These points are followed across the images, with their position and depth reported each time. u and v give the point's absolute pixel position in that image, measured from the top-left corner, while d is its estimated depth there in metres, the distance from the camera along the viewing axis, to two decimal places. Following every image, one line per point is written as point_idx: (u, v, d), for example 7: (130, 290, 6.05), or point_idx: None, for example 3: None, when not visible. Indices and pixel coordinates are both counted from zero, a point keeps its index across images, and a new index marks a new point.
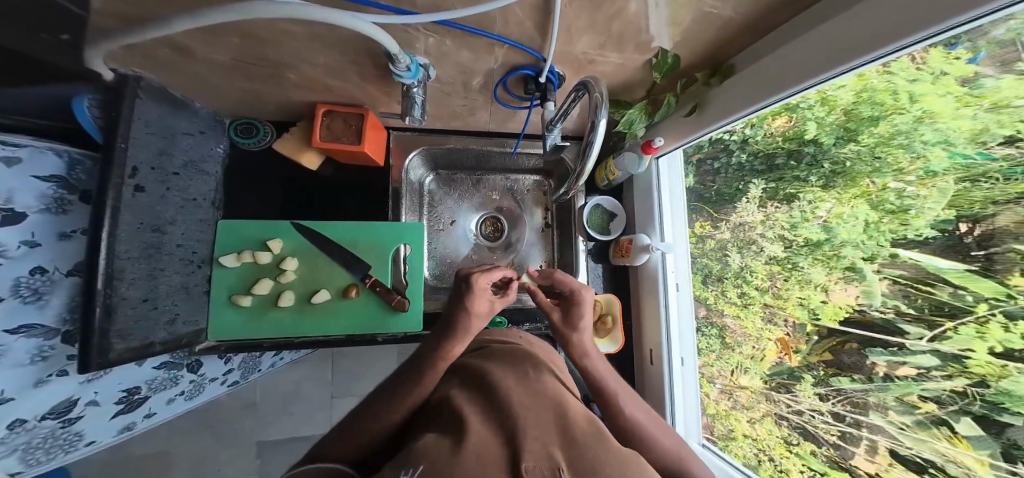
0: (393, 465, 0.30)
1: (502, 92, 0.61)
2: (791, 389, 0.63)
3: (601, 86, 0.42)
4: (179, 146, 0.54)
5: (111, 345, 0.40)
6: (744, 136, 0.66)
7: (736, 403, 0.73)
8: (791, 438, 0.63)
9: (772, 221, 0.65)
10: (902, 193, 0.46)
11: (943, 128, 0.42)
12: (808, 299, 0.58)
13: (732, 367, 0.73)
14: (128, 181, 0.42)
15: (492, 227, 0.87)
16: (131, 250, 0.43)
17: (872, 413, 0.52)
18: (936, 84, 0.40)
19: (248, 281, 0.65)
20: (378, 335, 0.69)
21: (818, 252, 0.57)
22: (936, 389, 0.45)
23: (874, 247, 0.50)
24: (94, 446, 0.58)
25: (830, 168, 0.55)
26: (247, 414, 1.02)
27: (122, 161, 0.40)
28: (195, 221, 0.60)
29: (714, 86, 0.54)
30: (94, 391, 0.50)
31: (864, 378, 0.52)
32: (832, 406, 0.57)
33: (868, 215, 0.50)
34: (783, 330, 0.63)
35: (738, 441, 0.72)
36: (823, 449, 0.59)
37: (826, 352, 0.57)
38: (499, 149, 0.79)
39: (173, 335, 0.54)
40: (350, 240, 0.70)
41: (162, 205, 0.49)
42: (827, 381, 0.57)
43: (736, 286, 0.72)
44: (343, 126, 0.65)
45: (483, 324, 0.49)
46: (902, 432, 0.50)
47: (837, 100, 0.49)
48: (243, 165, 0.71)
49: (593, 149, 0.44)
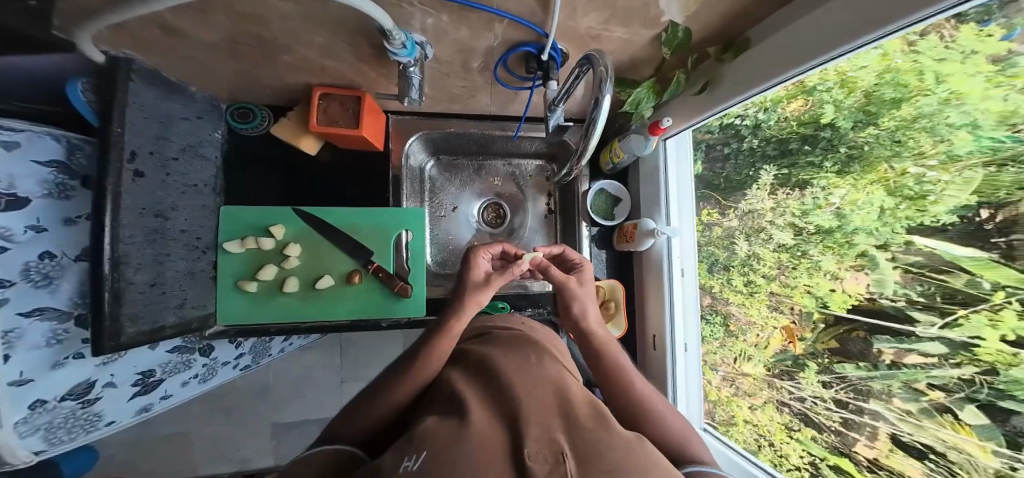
0: (394, 450, 0.29)
1: (503, 72, 0.59)
2: (794, 377, 0.63)
3: (605, 59, 0.40)
4: (176, 131, 0.53)
5: (122, 329, 0.41)
6: (757, 121, 0.64)
7: (739, 390, 0.74)
8: (793, 425, 0.64)
9: (782, 209, 0.63)
10: (921, 178, 0.44)
11: (971, 110, 0.39)
12: (816, 286, 0.58)
13: (736, 355, 0.74)
14: (128, 165, 0.41)
15: (493, 212, 0.86)
16: (135, 236, 0.43)
17: (874, 400, 0.53)
18: (966, 62, 0.38)
19: (252, 266, 0.66)
20: (383, 320, 0.70)
21: (829, 239, 0.56)
22: (943, 376, 0.45)
23: (888, 234, 0.48)
24: (114, 427, 0.59)
25: (846, 153, 0.52)
26: (259, 397, 1.06)
27: (120, 145, 0.40)
28: (197, 208, 0.60)
29: (728, 62, 0.50)
30: (110, 373, 0.52)
31: (869, 366, 0.52)
32: (835, 393, 0.58)
33: (884, 201, 0.48)
34: (788, 318, 0.62)
35: (739, 426, 0.73)
36: (824, 435, 0.60)
37: (832, 339, 0.57)
38: (500, 133, 0.77)
39: (183, 319, 0.55)
40: (350, 226, 0.70)
41: (163, 190, 0.49)
42: (831, 368, 0.57)
43: (742, 274, 0.71)
44: (341, 109, 0.64)
45: (483, 298, 0.52)
46: (903, 418, 0.50)
47: (858, 80, 0.47)
48: (245, 150, 0.71)
49: (598, 126, 0.42)
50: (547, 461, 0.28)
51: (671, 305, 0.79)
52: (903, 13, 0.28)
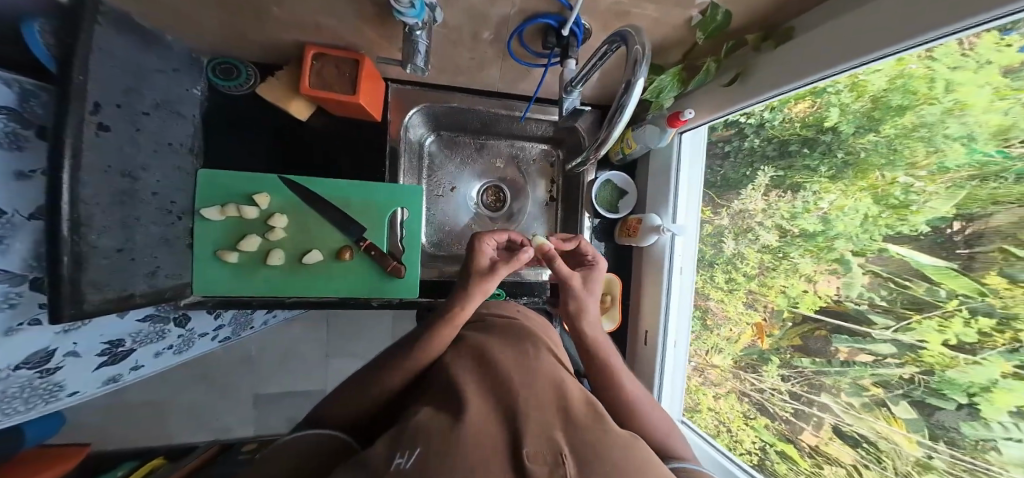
0: (386, 441, 0.28)
1: (518, 45, 0.55)
2: (757, 369, 0.70)
3: (643, 37, 0.37)
4: (151, 85, 0.48)
5: (84, 295, 0.37)
6: (762, 120, 0.63)
7: (707, 380, 0.80)
8: (749, 413, 0.71)
9: (773, 210, 0.65)
10: (909, 188, 0.47)
11: (970, 121, 0.40)
12: (790, 287, 0.62)
13: (708, 347, 0.79)
14: (91, 118, 0.36)
15: (493, 195, 0.83)
16: (98, 197, 0.38)
17: (824, 393, 0.60)
18: (979, 73, 0.37)
19: (233, 236, 0.62)
20: (374, 299, 0.68)
21: (810, 242, 0.59)
22: (888, 374, 0.52)
23: (866, 241, 0.52)
24: (79, 397, 0.56)
25: (842, 158, 0.54)
26: (240, 368, 1.03)
27: (83, 94, 0.34)
28: (173, 169, 0.55)
29: (766, 52, 0.47)
30: (72, 342, 0.48)
31: (824, 362, 0.59)
32: (790, 386, 0.65)
33: (869, 209, 0.51)
34: (760, 316, 0.68)
35: (702, 413, 0.80)
36: (775, 424, 0.68)
37: (797, 336, 0.62)
38: (507, 112, 0.73)
39: (155, 288, 0.52)
40: (342, 198, 0.66)
41: (132, 147, 0.44)
42: (791, 362, 0.64)
43: (724, 272, 0.75)
44: (334, 72, 0.58)
45: (491, 286, 0.47)
46: (846, 411, 0.58)
47: (868, 84, 0.46)
48: (230, 110, 0.65)
49: (625, 114, 0.39)
50: (548, 462, 0.27)
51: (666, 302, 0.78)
52: (956, 16, 0.27)
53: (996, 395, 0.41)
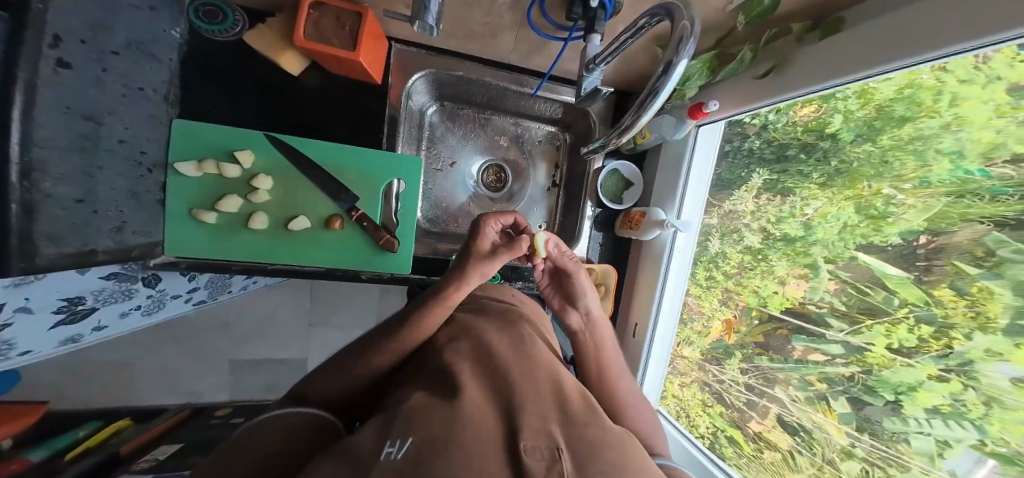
0: (375, 427, 0.27)
1: (538, 14, 0.52)
2: (720, 362, 0.74)
3: (688, 11, 0.34)
4: (123, 20, 0.42)
5: (37, 249, 0.33)
6: (766, 121, 0.62)
7: (674, 370, 0.83)
8: (708, 401, 0.77)
9: (760, 213, 0.66)
10: (890, 200, 0.48)
11: (964, 137, 0.40)
12: (763, 287, 0.65)
13: (678, 340, 0.81)
14: (50, 53, 0.31)
15: (494, 176, 0.81)
16: (56, 140, 0.33)
17: (777, 387, 0.65)
18: (986, 88, 0.36)
19: (212, 195, 0.58)
20: (364, 272, 0.66)
21: (789, 246, 0.61)
22: (832, 372, 0.56)
23: (840, 248, 0.54)
24: (34, 355, 0.53)
25: (835, 167, 0.54)
26: (215, 333, 0.99)
27: (43, 25, 0.29)
28: (144, 119, 0.49)
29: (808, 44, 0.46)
30: (23, 297, 0.44)
31: (782, 359, 0.63)
32: (748, 378, 0.69)
33: (849, 217, 0.53)
34: (731, 312, 0.71)
35: (666, 400, 0.84)
36: (729, 411, 0.73)
37: (760, 334, 0.66)
38: (516, 89, 0.70)
39: (120, 245, 0.47)
40: (333, 164, 0.62)
41: (97, 89, 0.39)
42: (751, 358, 0.68)
43: (706, 269, 0.76)
44: (334, 23, 0.52)
45: (491, 269, 0.45)
46: (794, 403, 0.62)
47: (875, 93, 0.45)
48: (216, 58, 0.58)
49: (658, 99, 0.37)
50: (545, 458, 0.26)
51: (659, 294, 0.77)
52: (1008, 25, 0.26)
53: (918, 395, 0.46)
